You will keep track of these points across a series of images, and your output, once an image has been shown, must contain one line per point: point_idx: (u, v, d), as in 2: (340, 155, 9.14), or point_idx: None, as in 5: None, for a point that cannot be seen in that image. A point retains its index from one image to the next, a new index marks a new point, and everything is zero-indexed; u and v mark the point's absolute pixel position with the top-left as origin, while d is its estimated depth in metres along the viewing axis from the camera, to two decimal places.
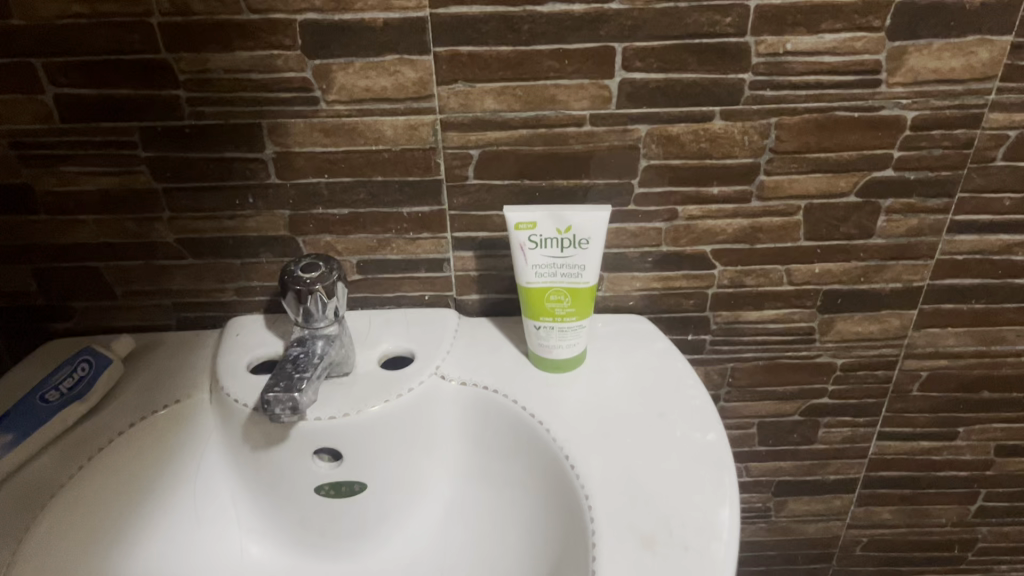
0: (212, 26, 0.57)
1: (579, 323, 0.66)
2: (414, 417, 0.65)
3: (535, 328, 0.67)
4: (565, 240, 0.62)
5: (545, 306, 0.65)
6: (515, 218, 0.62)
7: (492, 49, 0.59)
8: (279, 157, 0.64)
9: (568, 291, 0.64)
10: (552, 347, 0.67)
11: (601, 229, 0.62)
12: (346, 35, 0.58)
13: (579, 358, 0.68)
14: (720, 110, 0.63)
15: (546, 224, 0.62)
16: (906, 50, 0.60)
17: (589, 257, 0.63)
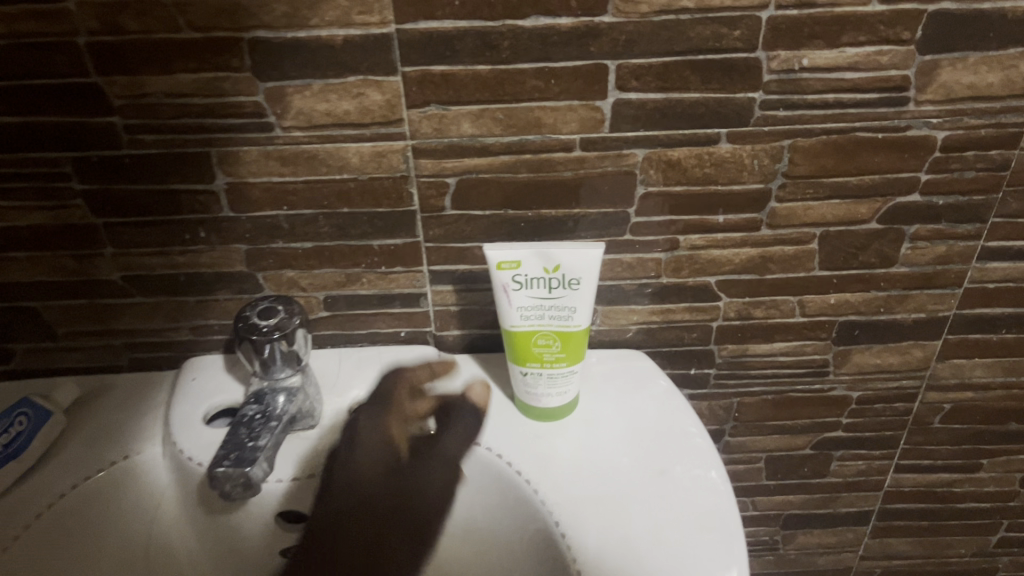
0: (146, 46, 0.50)
1: (570, 369, 0.59)
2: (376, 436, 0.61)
3: (521, 374, 0.60)
4: (552, 280, 0.55)
5: (532, 351, 0.58)
6: (497, 256, 0.55)
7: (469, 68, 0.52)
8: (232, 187, 0.57)
9: (558, 335, 0.57)
10: (540, 394, 0.60)
11: (592, 268, 0.55)
12: (300, 55, 0.51)
13: (570, 406, 0.62)
14: (727, 132, 0.56)
15: (531, 263, 0.55)
16: (939, 64, 0.53)
17: (580, 298, 0.56)
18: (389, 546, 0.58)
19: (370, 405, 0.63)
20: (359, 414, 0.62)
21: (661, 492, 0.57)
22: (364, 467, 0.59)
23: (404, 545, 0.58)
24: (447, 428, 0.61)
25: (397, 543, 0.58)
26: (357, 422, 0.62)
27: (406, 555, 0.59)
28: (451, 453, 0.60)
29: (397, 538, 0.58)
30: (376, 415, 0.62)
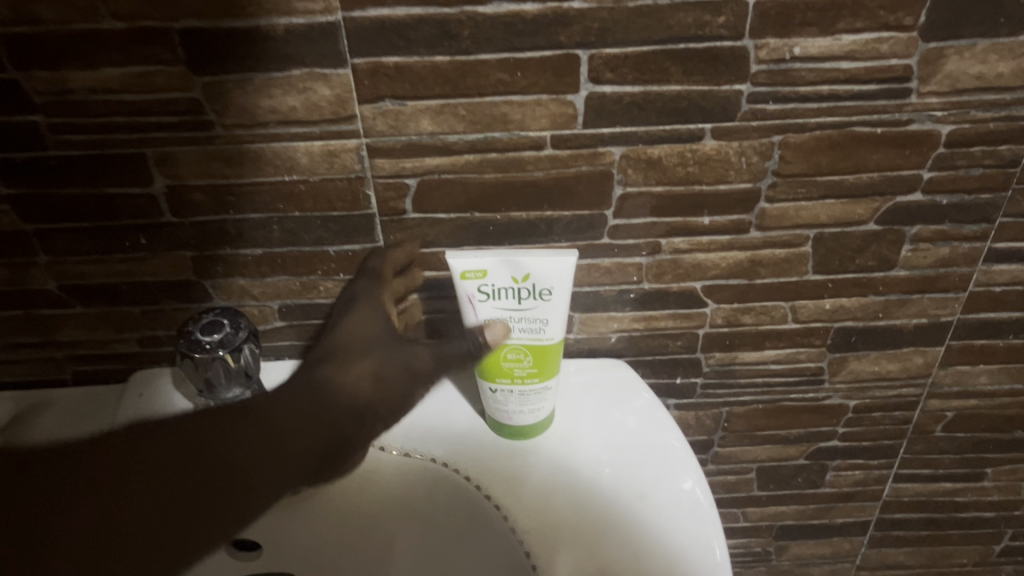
0: (66, 38, 0.45)
1: (543, 384, 0.55)
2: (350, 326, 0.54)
3: (491, 390, 0.56)
4: (521, 290, 0.51)
5: (501, 366, 0.54)
6: (461, 265, 0.51)
7: (426, 60, 0.47)
8: (172, 190, 0.52)
9: (529, 349, 0.53)
10: (512, 412, 0.56)
11: (565, 277, 0.50)
12: (237, 47, 0.46)
13: (545, 425, 0.58)
14: (711, 128, 0.51)
15: (498, 272, 0.50)
16: (944, 52, 0.48)
17: (552, 309, 0.52)
18: (374, 406, 0.53)
19: (369, 271, 0.56)
20: (360, 278, 0.56)
21: (638, 518, 0.52)
22: (362, 335, 0.54)
23: (395, 390, 0.54)
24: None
25: (386, 386, 0.54)
26: (353, 294, 0.56)
27: (417, 368, 0.56)
28: (431, 363, 0.53)
29: (390, 389, 0.54)
30: (372, 279, 0.56)
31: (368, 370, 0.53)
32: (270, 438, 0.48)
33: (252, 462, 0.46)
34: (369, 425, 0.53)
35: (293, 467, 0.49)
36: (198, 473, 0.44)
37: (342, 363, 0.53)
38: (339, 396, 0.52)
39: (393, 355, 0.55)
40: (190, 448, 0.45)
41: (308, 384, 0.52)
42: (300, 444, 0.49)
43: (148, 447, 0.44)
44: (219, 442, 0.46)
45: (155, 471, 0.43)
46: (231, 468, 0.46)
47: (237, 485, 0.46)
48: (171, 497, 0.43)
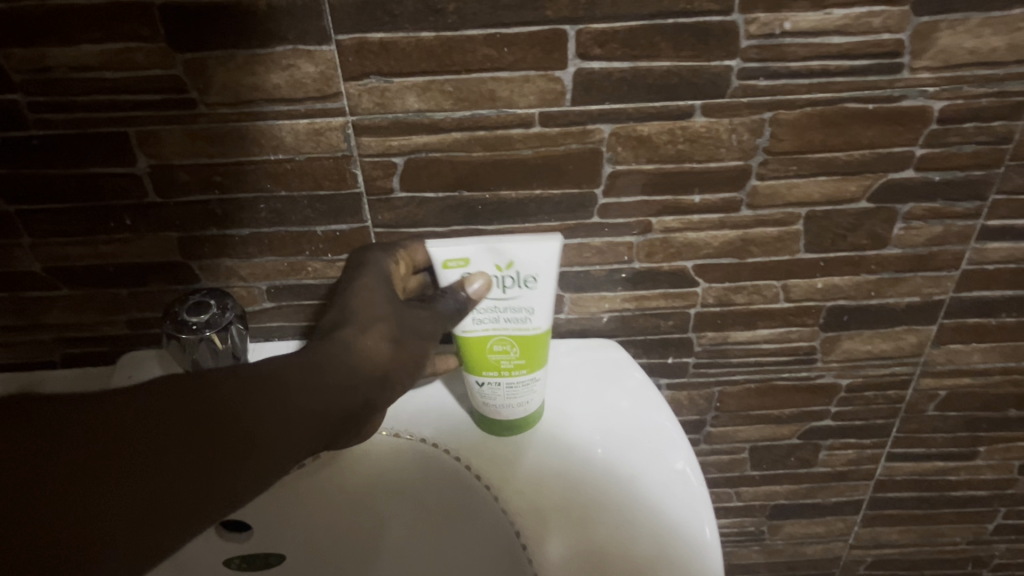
0: (44, 14, 0.44)
1: (531, 377, 0.54)
2: (364, 283, 0.49)
3: (477, 385, 0.55)
4: (505, 279, 0.50)
5: (488, 359, 0.53)
6: (442, 255, 0.50)
7: (411, 36, 0.46)
8: (156, 170, 0.52)
9: (516, 340, 0.52)
10: (499, 408, 0.55)
11: (550, 265, 0.50)
12: (218, 23, 0.45)
13: (533, 421, 0.57)
14: (701, 105, 0.50)
15: (480, 261, 0.50)
16: (937, 26, 0.47)
17: (538, 298, 0.51)
18: (389, 371, 0.47)
19: (383, 247, 0.52)
20: (371, 250, 0.52)
21: (628, 496, 0.52)
22: (373, 296, 0.49)
23: (404, 360, 0.48)
24: (432, 300, 0.50)
25: (397, 354, 0.47)
26: (364, 262, 0.51)
27: (423, 340, 0.49)
28: (438, 313, 0.49)
29: (402, 354, 0.48)
30: (383, 252, 0.52)
31: (382, 339, 0.47)
32: (290, 394, 0.42)
33: (274, 421, 0.41)
34: (387, 391, 0.48)
35: (312, 432, 0.42)
36: (212, 436, 0.38)
37: (357, 322, 0.47)
38: (357, 355, 0.45)
39: (406, 317, 0.49)
40: (199, 410, 0.39)
41: (323, 340, 0.46)
42: (318, 409, 0.43)
43: (152, 408, 0.38)
44: (233, 400, 0.40)
45: (163, 435, 0.37)
46: (252, 432, 0.40)
47: (261, 448, 0.40)
48: (187, 463, 0.37)
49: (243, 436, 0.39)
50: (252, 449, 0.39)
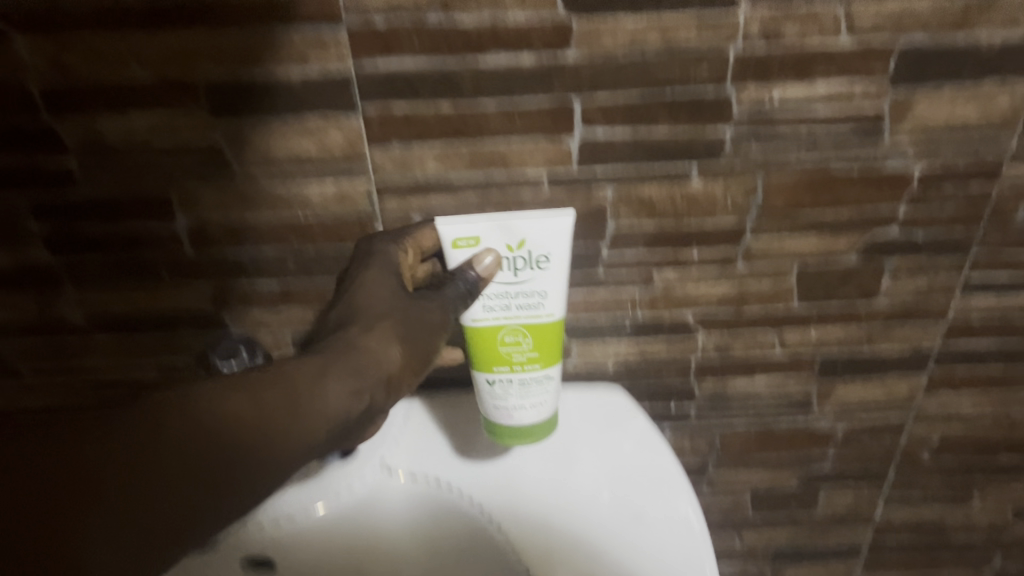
0: (98, 89, 0.49)
1: (543, 373, 0.55)
2: (374, 274, 0.49)
3: (488, 384, 0.56)
4: (517, 260, 0.52)
5: (500, 353, 0.54)
6: (451, 235, 0.52)
7: (431, 107, 0.51)
8: (193, 227, 0.56)
9: (528, 328, 0.54)
10: (512, 409, 0.56)
11: (559, 242, 0.52)
12: (256, 95, 0.50)
13: (546, 432, 0.58)
14: (698, 168, 0.54)
15: (491, 241, 0.52)
16: (913, 98, 0.51)
17: (550, 279, 0.53)
18: (393, 375, 0.46)
19: (389, 237, 0.53)
20: (376, 239, 0.52)
21: (628, 541, 0.54)
22: (379, 289, 0.49)
23: (406, 364, 0.47)
24: (441, 286, 0.51)
25: (401, 356, 0.47)
26: (370, 250, 0.51)
27: (428, 342, 0.48)
28: (447, 301, 0.50)
29: (406, 356, 0.47)
30: (390, 242, 0.52)
31: (386, 342, 0.46)
32: (286, 403, 0.41)
33: (267, 434, 0.39)
34: (393, 392, 0.47)
35: (309, 440, 0.42)
36: (199, 459, 0.37)
37: (360, 322, 0.47)
38: (359, 357, 0.45)
39: (412, 315, 0.48)
40: (186, 429, 0.37)
41: (328, 340, 0.46)
42: (315, 416, 0.42)
43: (135, 428, 0.36)
44: (222, 413, 0.38)
45: (147, 460, 0.36)
46: (246, 449, 0.39)
47: (251, 463, 0.39)
48: (175, 491, 0.36)
49: (234, 455, 0.38)
50: (245, 466, 0.39)
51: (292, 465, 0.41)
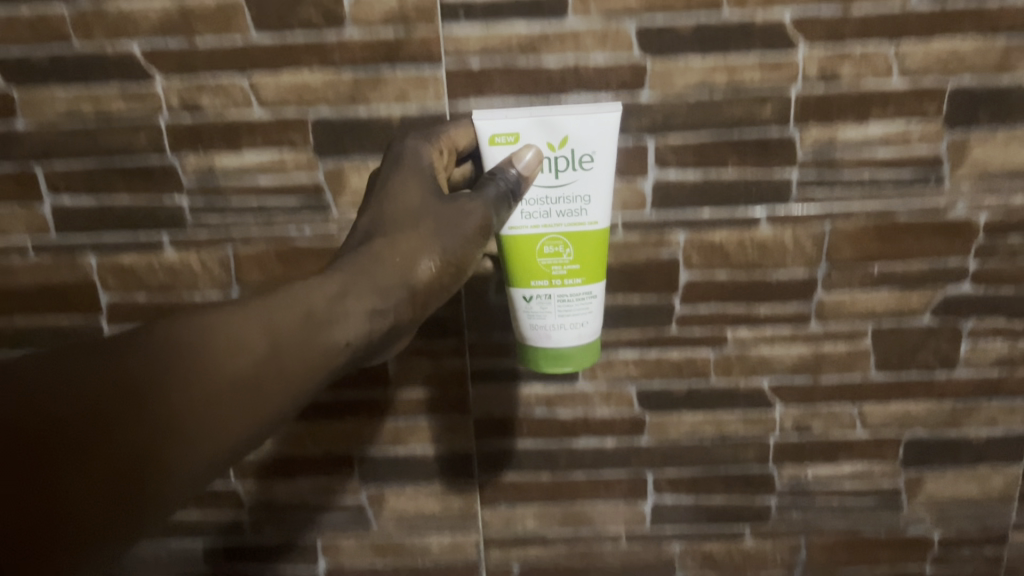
0: (280, 461, 0.66)
1: (585, 289, 0.53)
2: (406, 168, 0.47)
3: (526, 301, 0.53)
4: (559, 160, 0.50)
5: (538, 265, 0.52)
6: (491, 130, 0.50)
7: (533, 478, 0.66)
8: (331, 569, 0.69)
9: (569, 238, 0.52)
10: (551, 328, 0.53)
11: (603, 140, 0.50)
12: (398, 466, 0.65)
13: (588, 359, 0.54)
14: (750, 530, 0.67)
15: (532, 138, 0.49)
16: (923, 478, 0.64)
17: (593, 182, 0.51)
18: (417, 292, 0.43)
19: (423, 135, 0.49)
20: (407, 138, 0.49)
21: None
22: (411, 194, 0.45)
23: (440, 273, 0.44)
24: (482, 186, 0.47)
25: (432, 268, 0.44)
26: (401, 153, 0.48)
27: (465, 251, 0.45)
28: (490, 202, 0.46)
29: (440, 270, 0.44)
30: (424, 139, 0.48)
31: (415, 251, 0.43)
32: (293, 322, 0.40)
33: (260, 355, 0.39)
34: (423, 311, 0.44)
35: (327, 361, 0.41)
36: (172, 377, 0.37)
37: (389, 234, 0.44)
38: (385, 270, 0.43)
39: (445, 217, 0.44)
40: (154, 358, 0.37)
41: (352, 254, 0.44)
42: (333, 336, 0.41)
43: (89, 364, 0.36)
44: (205, 342, 0.39)
45: (100, 387, 0.36)
46: (229, 372, 0.38)
47: (245, 383, 0.39)
48: (125, 414, 0.36)
49: (221, 370, 0.38)
50: (235, 383, 0.39)
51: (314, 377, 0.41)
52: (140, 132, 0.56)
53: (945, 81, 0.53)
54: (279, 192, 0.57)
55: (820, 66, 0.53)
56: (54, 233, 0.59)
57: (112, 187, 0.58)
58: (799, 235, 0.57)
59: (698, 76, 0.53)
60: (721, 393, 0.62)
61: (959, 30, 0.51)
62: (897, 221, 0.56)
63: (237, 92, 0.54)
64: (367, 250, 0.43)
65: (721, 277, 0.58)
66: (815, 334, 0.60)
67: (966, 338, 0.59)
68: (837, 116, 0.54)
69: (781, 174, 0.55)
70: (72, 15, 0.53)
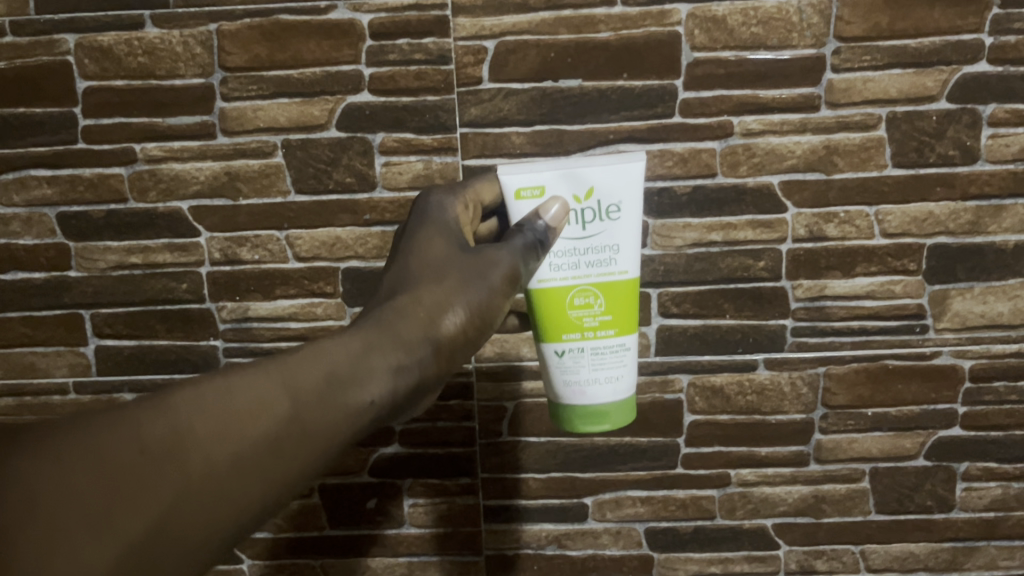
0: None
1: (618, 342, 0.49)
2: (431, 222, 0.46)
3: (558, 356, 0.50)
4: (586, 212, 0.48)
5: (569, 318, 0.49)
6: (515, 183, 0.48)
7: None
8: None
9: (600, 288, 0.49)
10: (585, 383, 0.49)
11: (630, 189, 0.48)
12: None
13: (626, 417, 0.50)
14: None
15: (558, 190, 0.48)
16: None
17: (621, 233, 0.49)
18: (445, 345, 0.40)
19: (448, 190, 0.48)
20: (432, 193, 0.48)
21: None
22: (435, 247, 0.44)
23: (465, 327, 0.41)
24: (508, 237, 0.45)
25: (458, 322, 0.41)
26: (427, 209, 0.47)
27: (491, 303, 0.43)
28: (518, 254, 0.44)
29: (466, 324, 0.41)
30: (448, 195, 0.48)
31: (440, 305, 0.41)
32: (317, 382, 0.36)
33: (279, 417, 0.35)
34: (449, 365, 0.41)
35: (354, 424, 0.37)
36: (176, 443, 0.33)
37: (414, 288, 0.42)
38: (409, 325, 0.40)
39: (471, 270, 0.43)
40: (147, 423, 0.33)
41: (377, 308, 0.41)
42: (360, 394, 0.37)
43: (69, 438, 0.32)
44: (208, 404, 0.34)
45: (93, 454, 0.32)
46: (243, 434, 0.34)
47: (265, 449, 0.34)
48: (128, 485, 0.32)
49: (233, 437, 0.34)
50: (254, 450, 0.34)
51: (344, 435, 0.37)
52: (182, 280, 0.61)
53: (923, 240, 0.57)
54: (309, 337, 0.61)
55: (807, 226, 0.58)
56: (95, 373, 0.63)
57: (152, 331, 0.62)
58: (795, 380, 0.60)
59: (696, 233, 0.58)
60: (726, 533, 0.64)
61: (932, 195, 0.57)
62: (887, 368, 0.60)
63: (274, 246, 0.60)
64: (389, 301, 0.41)
65: (723, 419, 0.62)
66: (815, 475, 0.62)
67: (960, 481, 0.62)
68: (825, 271, 0.58)
69: (776, 323, 0.59)
70: (131, 177, 0.59)
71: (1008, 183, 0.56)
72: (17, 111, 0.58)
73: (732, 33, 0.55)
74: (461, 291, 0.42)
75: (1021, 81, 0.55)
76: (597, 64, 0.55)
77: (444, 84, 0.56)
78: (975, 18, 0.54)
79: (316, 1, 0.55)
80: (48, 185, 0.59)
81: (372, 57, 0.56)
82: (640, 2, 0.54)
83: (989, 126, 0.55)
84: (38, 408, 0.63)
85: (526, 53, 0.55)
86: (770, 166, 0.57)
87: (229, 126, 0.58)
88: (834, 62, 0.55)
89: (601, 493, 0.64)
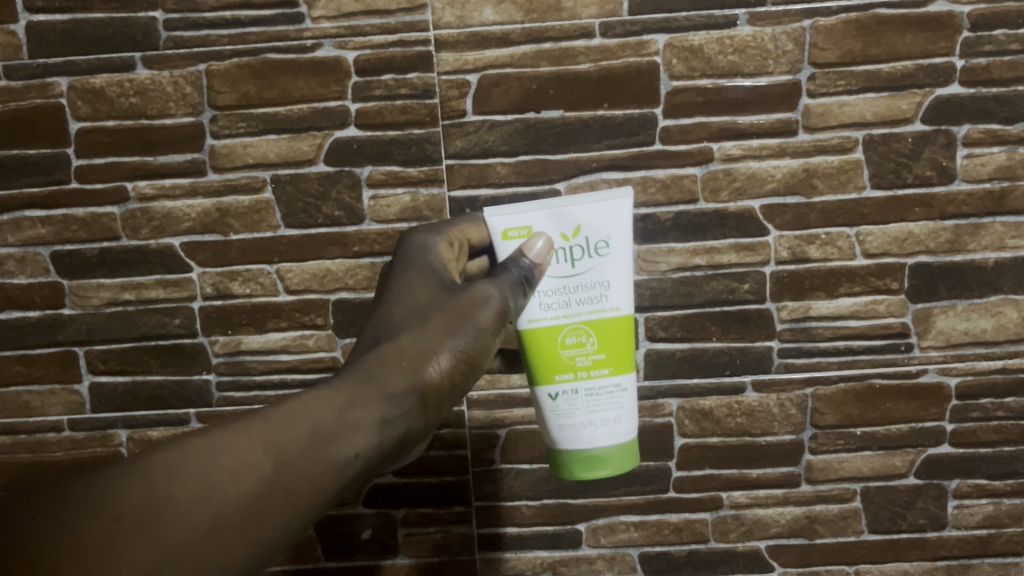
0: None
1: (614, 381, 0.49)
2: (413, 267, 0.47)
3: (553, 400, 0.50)
4: (574, 249, 0.49)
5: (561, 359, 0.49)
6: (501, 225, 0.49)
7: None
8: None
9: (592, 327, 0.49)
10: (581, 427, 0.49)
11: (617, 225, 0.50)
12: None
13: (626, 463, 0.50)
14: None
15: (544, 229, 0.49)
16: None
17: (610, 268, 0.50)
18: (429, 394, 0.41)
19: (432, 230, 0.50)
20: (415, 236, 0.49)
21: None
22: (416, 296, 0.45)
23: (450, 373, 0.42)
24: (495, 273, 0.46)
25: (443, 368, 0.41)
26: (407, 252, 0.48)
27: (477, 347, 0.43)
28: (506, 287, 0.45)
29: (450, 370, 0.42)
30: (431, 237, 0.49)
31: (424, 354, 0.41)
32: (299, 439, 0.37)
33: (260, 476, 0.35)
34: (436, 413, 0.41)
35: (339, 479, 0.37)
36: (158, 507, 0.33)
37: (398, 337, 0.42)
38: (394, 377, 0.40)
39: (455, 316, 0.43)
40: (127, 489, 0.33)
41: (361, 359, 0.42)
42: (343, 449, 0.38)
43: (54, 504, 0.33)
44: (188, 466, 0.34)
45: (77, 520, 0.32)
46: (225, 495, 0.34)
47: (248, 508, 0.35)
48: (111, 550, 0.32)
49: (215, 497, 0.34)
50: (237, 509, 0.34)
51: (330, 490, 0.37)
52: (175, 315, 0.61)
53: (904, 260, 0.58)
54: (301, 369, 0.62)
55: (790, 248, 0.59)
56: (89, 410, 0.63)
57: (146, 367, 0.62)
58: (784, 402, 0.61)
59: (681, 258, 0.59)
60: (720, 556, 0.64)
61: (911, 216, 0.58)
62: (875, 387, 0.60)
63: (266, 280, 0.60)
64: (371, 351, 0.42)
65: (714, 442, 0.62)
66: (806, 496, 0.63)
67: (952, 498, 0.62)
68: (809, 292, 0.59)
69: (762, 345, 0.60)
70: (123, 215, 0.60)
71: (986, 203, 0.57)
72: (11, 153, 0.59)
73: (709, 61, 0.56)
74: (446, 339, 0.42)
75: (994, 102, 0.56)
76: (578, 95, 0.57)
77: (429, 117, 0.57)
78: (946, 42, 0.55)
79: (302, 40, 0.56)
80: (42, 225, 0.60)
81: (357, 93, 0.57)
82: (618, 34, 0.56)
83: (964, 146, 0.57)
84: (33, 446, 0.64)
85: (508, 86, 0.57)
86: (752, 191, 0.58)
87: (219, 163, 0.59)
88: (809, 88, 0.56)
89: (594, 519, 0.64)
